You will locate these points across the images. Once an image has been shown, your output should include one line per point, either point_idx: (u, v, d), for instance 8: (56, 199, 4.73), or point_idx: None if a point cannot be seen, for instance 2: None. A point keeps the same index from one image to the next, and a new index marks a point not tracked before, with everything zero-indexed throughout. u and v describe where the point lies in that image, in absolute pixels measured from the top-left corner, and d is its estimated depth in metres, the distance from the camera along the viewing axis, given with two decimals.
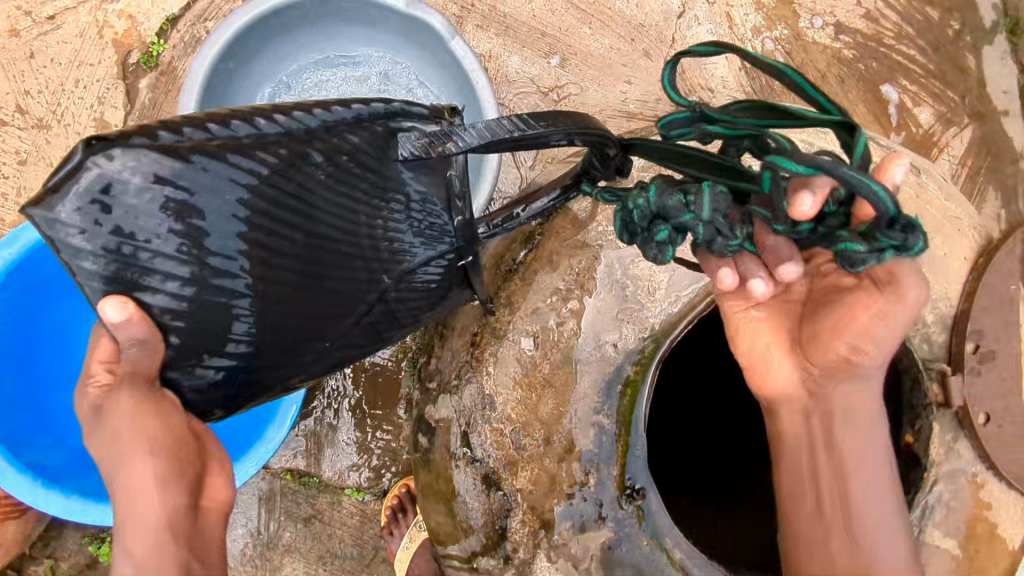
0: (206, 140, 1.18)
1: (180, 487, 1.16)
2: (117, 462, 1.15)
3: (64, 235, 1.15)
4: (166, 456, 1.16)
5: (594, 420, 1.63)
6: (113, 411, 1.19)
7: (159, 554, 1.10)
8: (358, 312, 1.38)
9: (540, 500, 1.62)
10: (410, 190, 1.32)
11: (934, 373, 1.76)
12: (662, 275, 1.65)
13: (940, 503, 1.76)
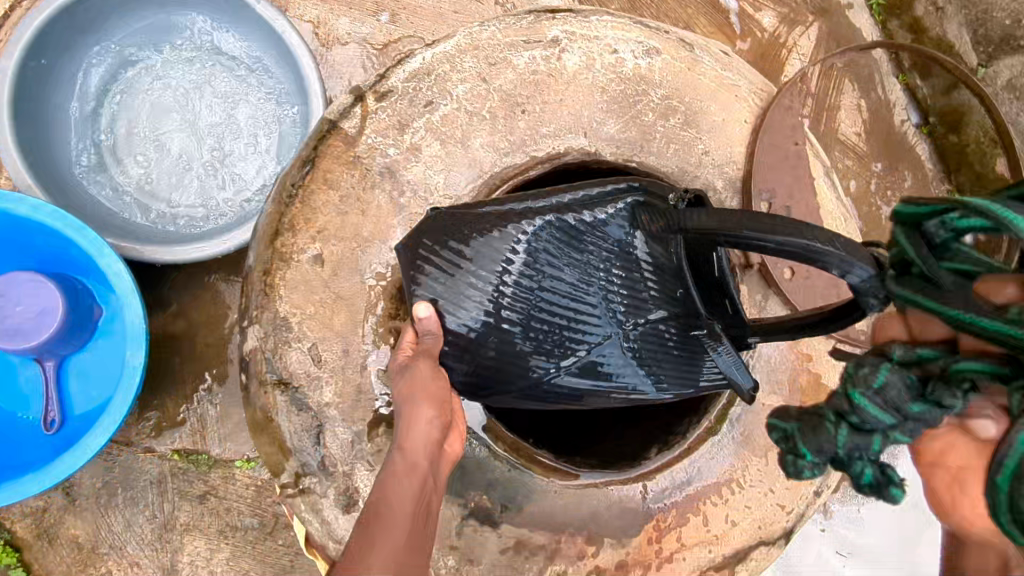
0: (486, 210, 1.46)
1: (439, 424, 1.31)
2: (409, 397, 1.34)
3: (406, 267, 1.48)
4: (439, 398, 1.34)
5: (391, 326, 1.68)
6: (416, 365, 1.39)
7: (423, 459, 1.26)
8: (646, 355, 1.42)
9: (353, 410, 1.68)
10: (648, 251, 1.39)
11: None
12: (438, 176, 1.69)
13: (757, 361, 1.83)
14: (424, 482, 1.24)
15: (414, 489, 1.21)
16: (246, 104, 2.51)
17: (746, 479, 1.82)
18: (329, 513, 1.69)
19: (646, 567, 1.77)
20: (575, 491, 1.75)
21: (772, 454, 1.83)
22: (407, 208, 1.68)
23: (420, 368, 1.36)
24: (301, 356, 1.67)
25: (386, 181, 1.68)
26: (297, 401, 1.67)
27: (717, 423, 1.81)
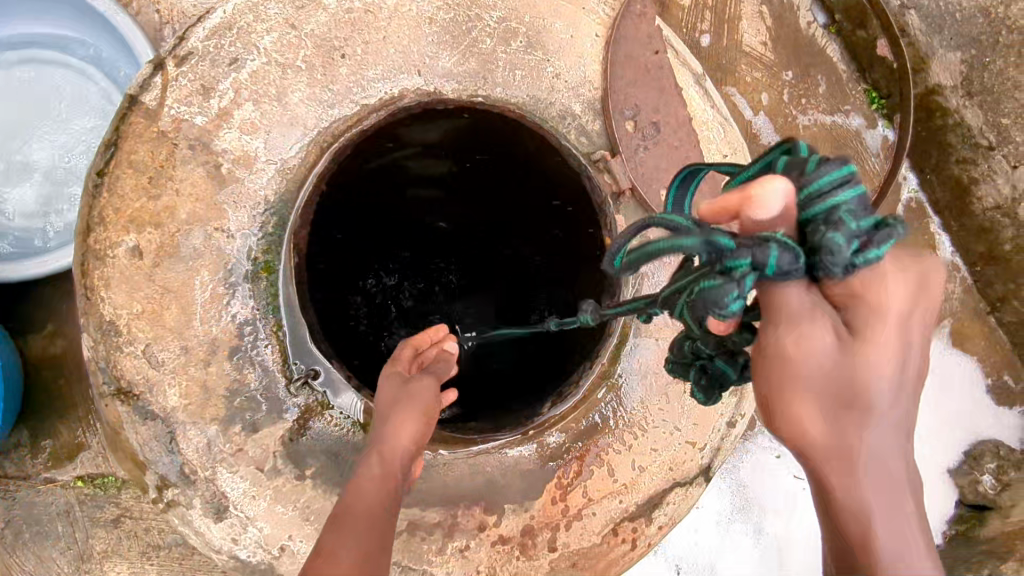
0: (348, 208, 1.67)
1: (411, 436, 1.21)
2: (391, 408, 1.26)
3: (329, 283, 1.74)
4: (421, 417, 1.25)
5: (232, 313, 1.53)
6: (416, 385, 1.32)
7: (400, 463, 1.16)
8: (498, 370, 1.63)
9: (202, 411, 1.52)
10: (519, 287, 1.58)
11: (599, 165, 1.68)
12: (257, 141, 1.54)
13: None
14: (393, 489, 1.12)
15: (378, 487, 1.10)
16: (60, 76, 2.35)
17: (650, 420, 1.70)
18: (198, 523, 1.52)
19: (555, 529, 1.64)
20: (467, 460, 1.64)
21: (674, 389, 1.71)
22: (231, 182, 1.53)
23: (418, 385, 1.31)
24: (135, 361, 1.50)
25: (199, 154, 1.52)
26: (139, 411, 1.50)
27: (611, 366, 1.70)
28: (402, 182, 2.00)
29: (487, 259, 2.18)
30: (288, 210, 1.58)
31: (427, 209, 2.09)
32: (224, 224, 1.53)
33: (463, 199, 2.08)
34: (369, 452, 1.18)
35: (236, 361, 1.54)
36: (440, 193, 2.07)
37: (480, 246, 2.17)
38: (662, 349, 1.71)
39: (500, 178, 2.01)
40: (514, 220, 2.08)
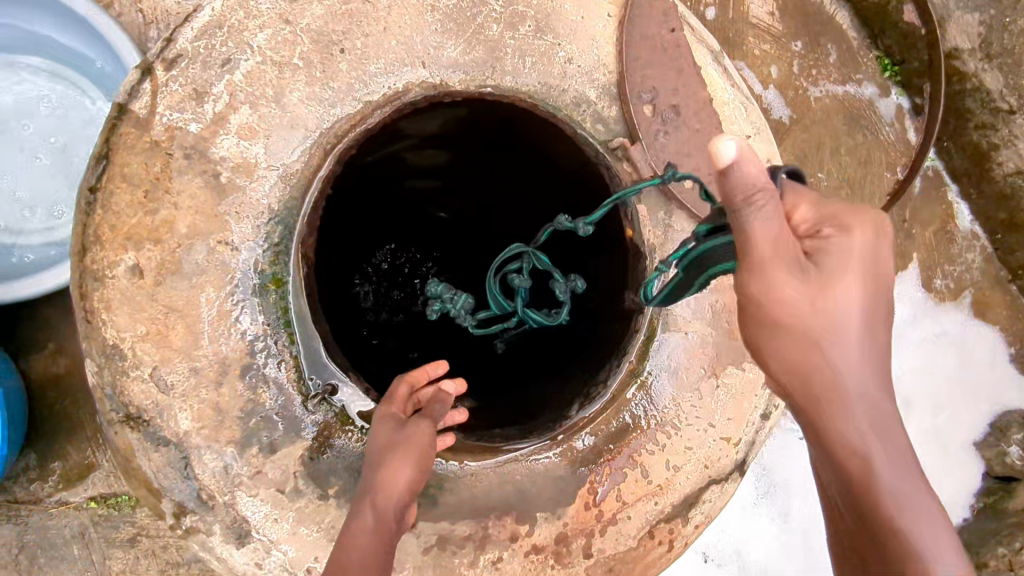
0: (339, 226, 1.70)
1: (405, 481, 1.27)
2: (385, 454, 1.29)
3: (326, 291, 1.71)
4: (417, 463, 1.28)
5: (243, 330, 1.46)
6: (414, 425, 1.31)
7: (392, 514, 1.25)
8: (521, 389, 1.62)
9: (216, 435, 1.44)
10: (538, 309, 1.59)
11: (618, 152, 1.61)
12: (256, 146, 1.46)
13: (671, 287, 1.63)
14: (385, 539, 1.23)
15: (371, 542, 1.21)
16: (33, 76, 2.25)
17: (682, 417, 1.63)
18: (219, 549, 1.46)
19: (589, 535, 1.58)
20: (495, 470, 1.58)
21: (706, 384, 1.64)
22: (234, 192, 1.45)
23: (417, 429, 1.30)
24: (144, 386, 1.43)
25: (195, 163, 1.43)
26: (151, 438, 1.43)
27: (640, 364, 1.63)
28: (399, 177, 1.96)
29: (488, 249, 2.10)
30: (295, 217, 1.49)
31: (426, 199, 2.06)
32: (228, 236, 1.45)
33: (459, 190, 2.03)
34: (362, 498, 1.28)
35: (250, 380, 1.46)
36: (436, 182, 2.02)
37: (483, 237, 2.10)
38: (691, 343, 1.64)
39: (498, 167, 1.94)
40: (517, 209, 2.01)
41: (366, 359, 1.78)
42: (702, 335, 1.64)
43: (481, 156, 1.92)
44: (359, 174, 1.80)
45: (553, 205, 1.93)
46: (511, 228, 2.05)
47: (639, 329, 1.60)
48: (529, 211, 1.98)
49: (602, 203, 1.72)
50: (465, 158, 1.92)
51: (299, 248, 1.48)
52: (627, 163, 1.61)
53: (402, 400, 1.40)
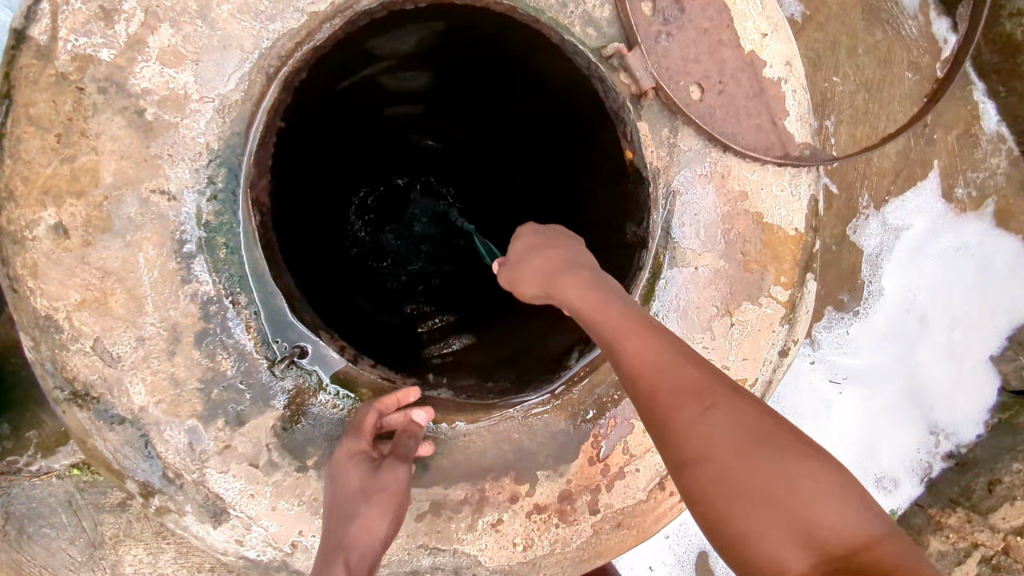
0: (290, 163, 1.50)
1: (381, 534, 1.21)
2: (365, 500, 1.20)
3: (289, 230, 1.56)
4: (394, 514, 1.23)
5: (192, 291, 1.27)
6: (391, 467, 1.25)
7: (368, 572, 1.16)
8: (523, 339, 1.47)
9: (175, 408, 1.29)
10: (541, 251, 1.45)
11: (613, 62, 1.38)
12: (184, 74, 1.22)
13: (679, 218, 1.44)
14: None
15: None
16: None
17: None
18: (194, 528, 1.34)
19: (595, 490, 1.46)
20: (489, 430, 1.44)
21: (719, 324, 1.47)
22: (166, 132, 1.23)
23: (395, 470, 1.23)
24: (88, 360, 1.26)
25: (115, 99, 1.20)
26: (106, 415, 1.28)
27: (644, 304, 1.46)
28: (377, 104, 1.79)
29: (476, 172, 2.04)
30: (237, 157, 1.28)
31: (410, 125, 1.95)
32: (165, 183, 1.23)
33: (446, 114, 1.92)
34: (332, 556, 1.15)
35: (205, 348, 1.28)
36: (420, 105, 1.87)
37: (472, 159, 2.03)
38: (701, 279, 1.46)
39: (485, 89, 1.77)
40: (505, 132, 1.87)
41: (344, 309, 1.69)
42: (713, 270, 1.46)
43: (462, 71, 1.73)
44: (324, 107, 1.60)
45: (540, 129, 1.78)
46: (499, 153, 1.96)
47: (644, 267, 1.44)
48: (516, 137, 1.86)
49: (599, 123, 1.49)
50: (448, 78, 1.75)
51: (247, 196, 1.30)
52: (623, 73, 1.38)
53: (370, 430, 1.28)
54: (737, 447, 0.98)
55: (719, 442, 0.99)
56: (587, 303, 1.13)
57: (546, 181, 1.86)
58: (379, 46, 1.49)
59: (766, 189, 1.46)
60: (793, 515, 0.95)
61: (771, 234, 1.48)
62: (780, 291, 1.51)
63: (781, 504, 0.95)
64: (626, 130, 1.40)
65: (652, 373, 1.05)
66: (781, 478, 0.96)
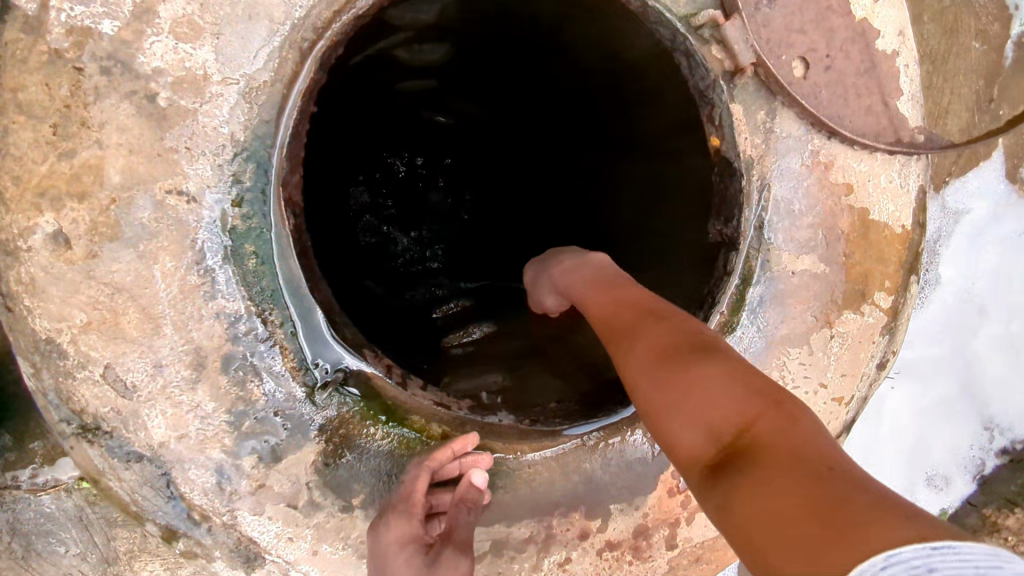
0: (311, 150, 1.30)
1: None
2: None
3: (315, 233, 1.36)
4: None
5: (218, 310, 1.08)
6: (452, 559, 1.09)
7: None
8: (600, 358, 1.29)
9: (201, 443, 1.11)
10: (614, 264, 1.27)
11: (704, 33, 1.17)
12: (202, 50, 1.02)
13: (775, 217, 1.25)
14: None
15: None
16: None
17: (788, 379, 1.29)
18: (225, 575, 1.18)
19: (674, 524, 1.29)
20: (557, 460, 1.27)
21: (817, 337, 1.29)
22: (184, 120, 1.02)
23: (460, 563, 1.09)
24: (98, 390, 1.08)
25: (120, 80, 1.00)
26: (120, 451, 1.11)
27: (732, 315, 1.27)
28: (391, 83, 1.68)
29: (493, 144, 2.02)
30: (268, 150, 1.07)
31: (423, 102, 1.87)
32: (183, 183, 1.04)
33: (460, 89, 1.84)
34: None
35: (234, 375, 1.10)
36: (434, 82, 1.77)
37: (490, 132, 1.99)
38: (797, 288, 1.27)
39: (503, 61, 1.69)
40: (530, 103, 1.82)
41: (375, 314, 1.55)
42: (811, 276, 1.27)
43: (484, 46, 1.63)
44: (343, 82, 1.40)
45: (574, 100, 1.68)
46: (522, 124, 1.90)
47: (733, 271, 1.25)
48: (543, 105, 1.80)
49: (667, 99, 1.31)
50: (467, 53, 1.65)
51: (280, 194, 1.08)
52: (717, 45, 1.17)
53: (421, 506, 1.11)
54: (652, 360, 0.97)
55: (633, 365, 1.00)
56: (568, 280, 1.28)
57: (583, 153, 1.78)
58: (406, 10, 1.30)
59: (873, 181, 1.27)
60: (689, 410, 0.89)
61: (878, 233, 1.29)
62: (884, 297, 1.32)
63: (679, 403, 0.91)
64: (712, 112, 1.19)
65: (603, 314, 1.12)
66: (679, 375, 0.93)
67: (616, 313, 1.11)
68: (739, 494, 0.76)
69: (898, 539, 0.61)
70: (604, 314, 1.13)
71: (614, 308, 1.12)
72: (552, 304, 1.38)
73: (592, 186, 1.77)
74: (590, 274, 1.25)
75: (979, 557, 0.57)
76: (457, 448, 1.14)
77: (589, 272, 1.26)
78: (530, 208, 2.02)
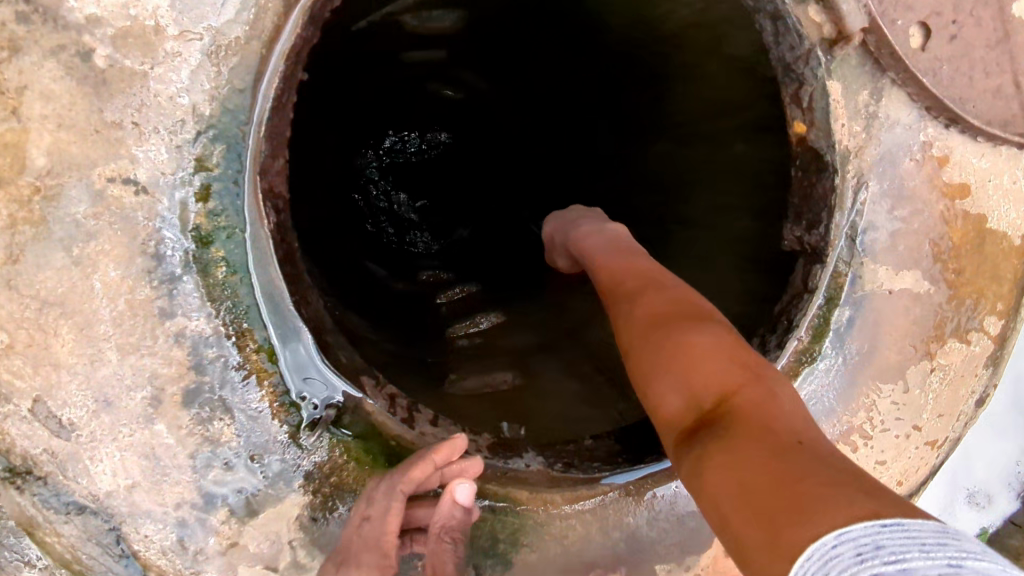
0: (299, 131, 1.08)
1: None
2: None
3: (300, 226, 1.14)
4: None
5: (178, 331, 0.85)
6: None
7: None
8: None
9: (159, 495, 0.89)
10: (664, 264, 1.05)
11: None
12: None
13: (871, 223, 1.01)
14: None
15: None
16: None
17: (877, 421, 1.06)
18: None
19: None
20: (595, 513, 1.05)
21: (914, 371, 1.06)
22: (129, 87, 0.78)
23: None
24: (27, 428, 0.85)
25: (47, 30, 0.76)
26: (57, 503, 0.88)
27: (812, 343, 1.04)
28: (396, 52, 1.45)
29: (510, 128, 1.76)
30: (243, 128, 0.83)
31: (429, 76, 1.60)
32: (130, 169, 0.80)
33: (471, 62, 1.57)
34: None
35: (198, 413, 0.88)
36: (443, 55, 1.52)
37: (507, 113, 1.73)
38: (894, 312, 1.04)
39: (525, 28, 1.46)
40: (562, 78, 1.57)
41: (373, 309, 1.33)
42: (911, 297, 1.04)
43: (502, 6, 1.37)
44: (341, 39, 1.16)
45: (608, 74, 1.45)
46: (547, 102, 1.66)
47: (817, 289, 1.03)
48: (575, 79, 1.55)
49: (724, 75, 1.13)
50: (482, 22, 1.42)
51: (259, 184, 0.85)
52: (817, 5, 0.95)
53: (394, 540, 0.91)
54: (655, 320, 0.93)
55: (632, 328, 0.95)
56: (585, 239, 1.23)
57: (617, 134, 1.53)
58: None
59: (995, 181, 1.03)
60: (678, 377, 0.86)
61: (996, 245, 1.05)
62: (995, 322, 1.08)
63: (673, 370, 0.86)
64: (799, 90, 0.97)
65: (615, 274, 1.07)
66: (676, 343, 0.88)
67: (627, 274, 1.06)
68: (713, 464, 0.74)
69: (850, 514, 0.58)
70: (615, 272, 1.08)
71: (626, 269, 1.07)
72: (565, 263, 1.37)
73: (622, 177, 1.54)
74: (601, 237, 1.20)
75: (927, 535, 0.54)
76: (433, 466, 0.90)
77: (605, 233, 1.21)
78: (550, 194, 1.75)
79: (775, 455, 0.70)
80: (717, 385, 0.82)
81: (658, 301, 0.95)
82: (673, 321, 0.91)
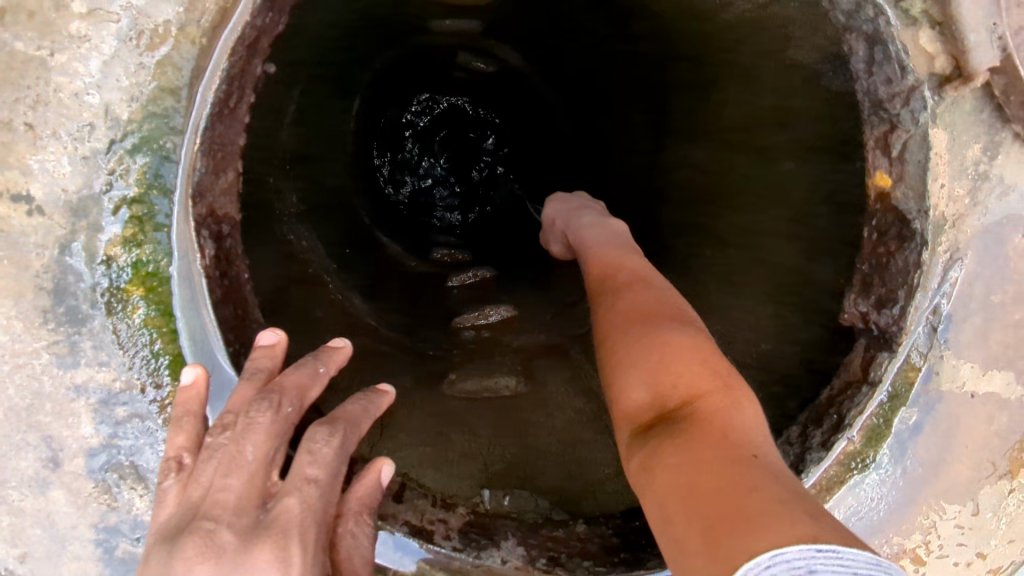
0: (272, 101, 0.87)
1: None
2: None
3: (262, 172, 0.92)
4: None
5: (77, 382, 0.69)
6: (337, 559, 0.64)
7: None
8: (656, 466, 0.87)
9: (54, 569, 0.73)
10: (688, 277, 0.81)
11: (903, 16, 0.77)
12: None
13: (962, 306, 0.83)
14: None
15: None
16: None
17: (935, 546, 0.87)
18: None
19: None
20: None
21: (988, 491, 0.86)
22: (20, 78, 0.64)
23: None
24: None
25: None
26: None
27: (864, 447, 0.85)
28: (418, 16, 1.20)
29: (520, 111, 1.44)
30: (172, 138, 0.66)
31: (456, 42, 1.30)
32: (21, 183, 0.65)
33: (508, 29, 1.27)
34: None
35: (104, 478, 0.71)
36: (478, 27, 1.27)
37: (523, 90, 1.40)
38: (975, 416, 0.85)
39: (527, 12, 1.20)
40: (568, 72, 1.28)
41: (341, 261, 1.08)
42: (996, 404, 0.85)
43: None
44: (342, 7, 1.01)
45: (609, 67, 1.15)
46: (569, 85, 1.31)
47: (880, 383, 0.82)
48: (576, 65, 1.24)
49: (792, 83, 0.88)
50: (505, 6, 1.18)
51: (194, 211, 0.66)
52: (931, 31, 0.77)
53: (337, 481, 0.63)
54: (636, 310, 0.70)
55: (609, 314, 0.72)
56: (585, 220, 0.97)
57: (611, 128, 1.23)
58: None
59: None
60: (646, 374, 0.63)
61: None
62: None
63: (641, 364, 0.64)
64: (889, 134, 0.78)
65: (603, 254, 0.84)
66: (653, 336, 0.66)
67: (615, 256, 0.82)
68: (664, 467, 0.57)
69: (794, 531, 0.46)
70: (601, 252, 0.84)
71: (617, 251, 0.84)
72: (558, 249, 1.08)
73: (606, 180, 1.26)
74: (597, 218, 0.97)
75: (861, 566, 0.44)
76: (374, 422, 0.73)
77: (603, 216, 0.97)
78: (563, 172, 1.38)
79: (737, 471, 0.52)
80: (689, 385, 0.61)
81: (641, 293, 0.73)
82: (655, 312, 0.69)
